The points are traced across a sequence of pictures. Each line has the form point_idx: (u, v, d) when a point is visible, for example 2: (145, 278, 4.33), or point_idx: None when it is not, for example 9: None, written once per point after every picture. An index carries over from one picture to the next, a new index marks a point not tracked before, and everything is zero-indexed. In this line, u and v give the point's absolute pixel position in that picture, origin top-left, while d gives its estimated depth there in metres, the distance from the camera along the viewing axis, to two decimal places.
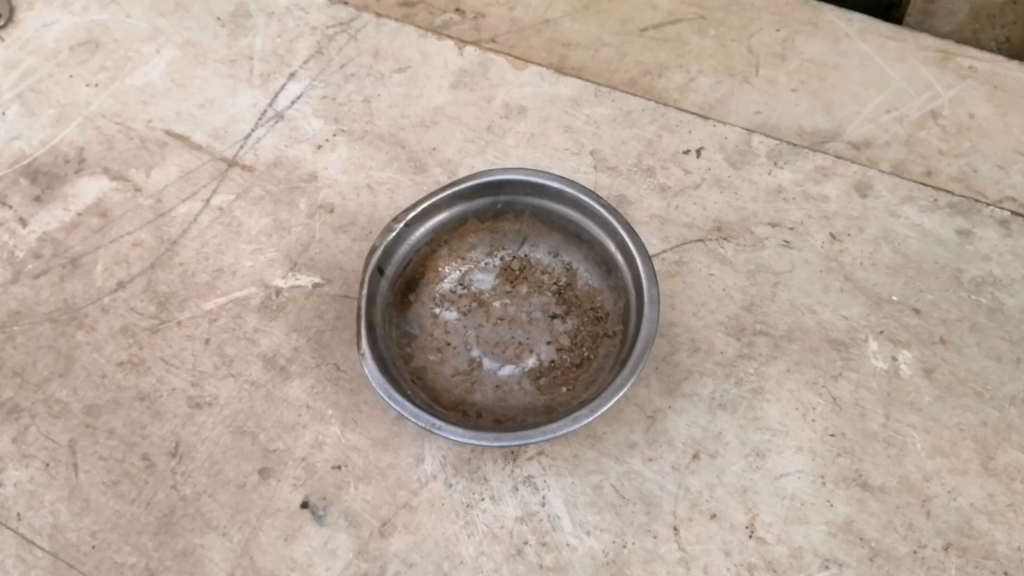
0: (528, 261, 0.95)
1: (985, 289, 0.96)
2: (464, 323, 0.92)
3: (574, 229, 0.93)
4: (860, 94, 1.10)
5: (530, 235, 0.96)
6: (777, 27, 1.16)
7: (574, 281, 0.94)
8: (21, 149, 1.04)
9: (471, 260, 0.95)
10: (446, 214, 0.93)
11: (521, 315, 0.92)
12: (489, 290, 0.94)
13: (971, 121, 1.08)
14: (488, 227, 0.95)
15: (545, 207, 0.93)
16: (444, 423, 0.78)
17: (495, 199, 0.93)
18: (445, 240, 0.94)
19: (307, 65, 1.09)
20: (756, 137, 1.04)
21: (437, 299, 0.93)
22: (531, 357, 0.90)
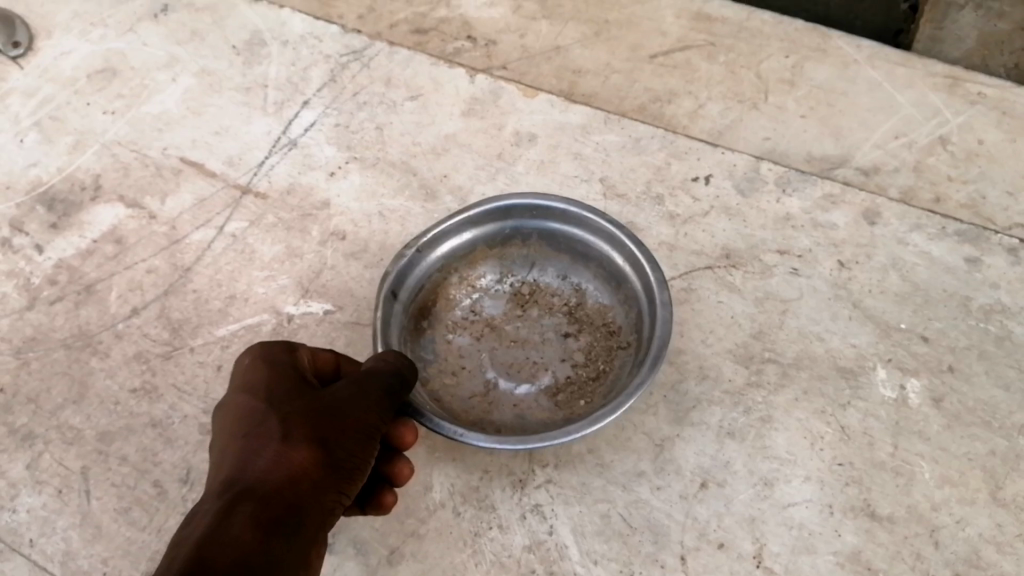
0: (537, 285, 0.96)
1: (995, 316, 0.96)
2: (477, 347, 0.93)
3: (580, 250, 0.94)
4: (870, 121, 1.12)
5: (538, 260, 0.97)
6: (787, 53, 1.19)
7: (584, 301, 0.95)
8: (38, 177, 1.06)
9: (481, 287, 0.96)
10: (456, 241, 0.94)
11: (534, 335, 0.93)
12: (500, 314, 0.95)
13: (981, 147, 1.09)
14: (495, 253, 0.96)
15: (551, 229, 0.94)
16: (466, 431, 0.78)
17: (503, 224, 0.95)
18: (455, 268, 0.95)
19: (321, 93, 1.11)
20: (765, 164, 1.06)
21: (450, 326, 0.94)
22: (547, 375, 0.90)
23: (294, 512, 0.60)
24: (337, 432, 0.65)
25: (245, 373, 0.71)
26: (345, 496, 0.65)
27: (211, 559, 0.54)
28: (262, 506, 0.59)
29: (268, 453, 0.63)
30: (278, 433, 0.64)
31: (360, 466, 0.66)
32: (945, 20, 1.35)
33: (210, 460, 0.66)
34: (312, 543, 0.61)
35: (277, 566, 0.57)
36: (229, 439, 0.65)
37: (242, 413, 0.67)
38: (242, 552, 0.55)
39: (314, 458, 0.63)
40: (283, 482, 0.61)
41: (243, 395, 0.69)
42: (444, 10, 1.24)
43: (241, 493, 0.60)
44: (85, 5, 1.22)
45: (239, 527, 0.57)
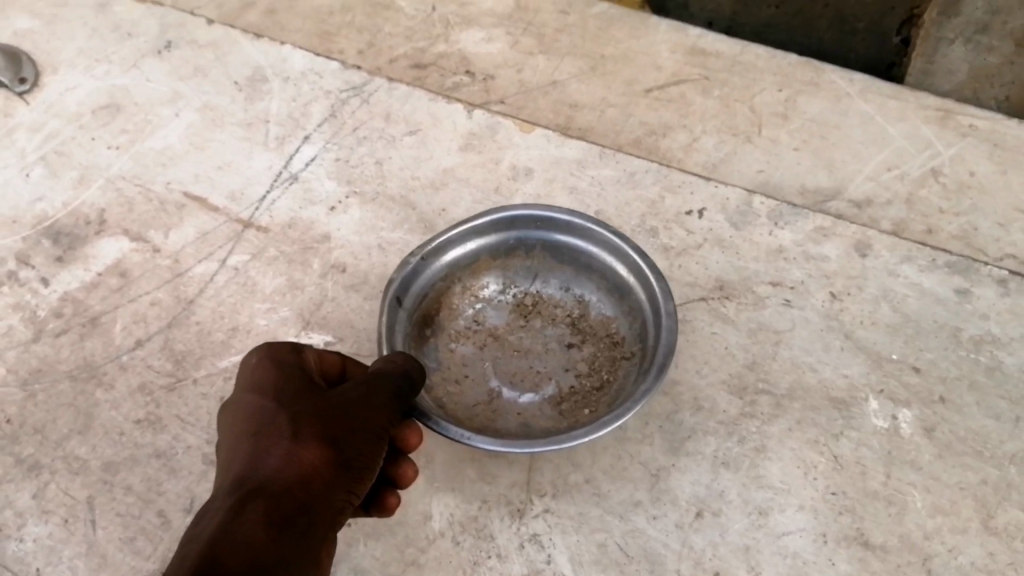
0: (540, 296, 0.98)
1: (985, 347, 0.97)
2: (480, 356, 0.94)
3: (582, 262, 0.97)
4: (862, 153, 1.17)
5: (541, 271, 0.99)
6: (779, 87, 1.25)
7: (587, 312, 0.97)
8: (44, 211, 1.08)
9: (484, 297, 0.98)
10: (460, 250, 0.96)
11: (538, 346, 0.95)
12: (503, 324, 0.97)
13: (972, 179, 1.14)
14: (499, 263, 0.98)
15: (555, 241, 0.97)
16: (473, 435, 0.79)
17: (507, 235, 0.97)
18: (459, 278, 0.97)
19: (321, 129, 1.14)
20: (757, 198, 1.09)
21: (453, 335, 0.96)
22: (551, 386, 0.92)
23: (305, 511, 0.63)
24: (348, 432, 0.67)
25: (254, 371, 0.73)
26: (354, 495, 0.67)
27: (224, 559, 0.56)
28: (273, 505, 0.62)
29: (279, 451, 0.65)
30: (289, 430, 0.66)
31: (370, 465, 0.68)
32: (936, 54, 1.40)
33: (220, 455, 0.68)
34: (321, 541, 0.63)
35: (287, 565, 0.60)
36: (240, 435, 0.67)
37: (252, 411, 0.69)
38: (254, 552, 0.58)
39: (325, 457, 0.65)
40: (294, 481, 0.63)
41: (252, 393, 0.71)
42: (443, 45, 1.28)
43: (252, 492, 0.62)
44: (90, 42, 1.25)
45: (251, 527, 0.59)
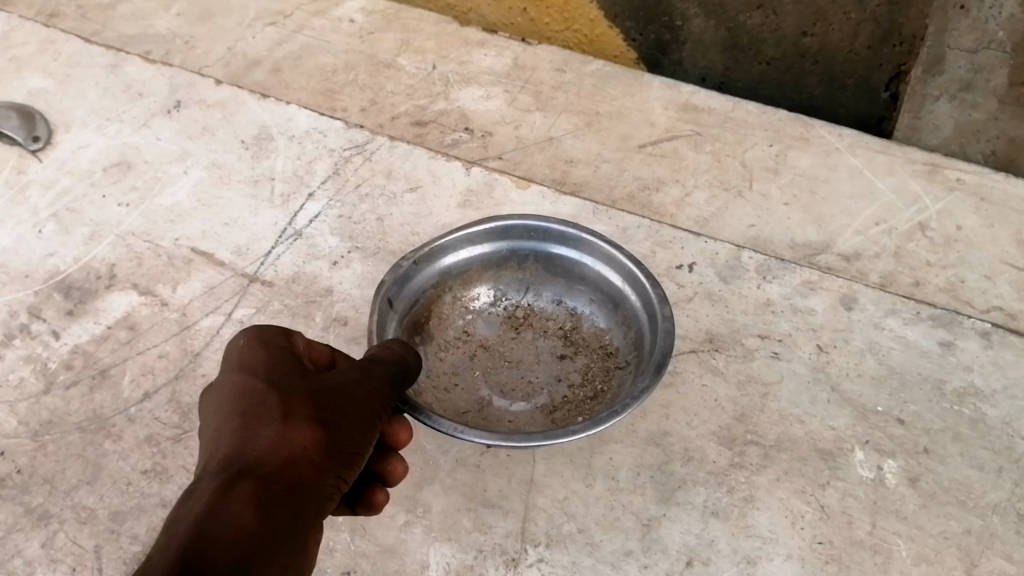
0: (531, 309, 1.11)
1: (968, 399, 1.00)
2: (471, 364, 1.05)
3: (572, 274, 1.10)
4: (851, 208, 1.22)
5: (533, 285, 1.12)
6: (771, 143, 1.31)
7: (577, 324, 1.09)
8: (56, 266, 1.11)
9: (476, 309, 1.11)
10: (456, 259, 1.10)
11: (529, 356, 1.06)
12: (494, 335, 1.08)
13: (959, 233, 1.18)
14: (489, 274, 1.11)
15: (546, 253, 1.10)
16: (464, 429, 0.90)
17: (501, 246, 1.11)
18: (452, 288, 1.10)
19: (325, 186, 1.18)
20: (745, 253, 1.14)
21: (443, 344, 1.07)
22: (542, 395, 1.01)
23: (295, 491, 0.66)
24: (337, 417, 0.72)
25: (241, 352, 0.76)
26: (342, 479, 0.71)
27: (217, 537, 0.59)
28: (264, 484, 0.64)
29: (270, 432, 0.68)
30: (279, 414, 0.70)
31: (357, 453, 0.72)
32: (923, 111, 1.37)
33: (204, 435, 0.70)
34: (308, 526, 0.66)
35: (275, 546, 0.62)
36: (228, 412, 0.70)
37: (241, 389, 0.72)
38: (245, 531, 0.61)
39: (314, 439, 0.69)
40: (284, 460, 0.67)
41: (240, 373, 0.73)
42: (443, 103, 1.32)
43: (243, 470, 0.65)
44: (102, 102, 1.30)
45: (242, 505, 0.62)
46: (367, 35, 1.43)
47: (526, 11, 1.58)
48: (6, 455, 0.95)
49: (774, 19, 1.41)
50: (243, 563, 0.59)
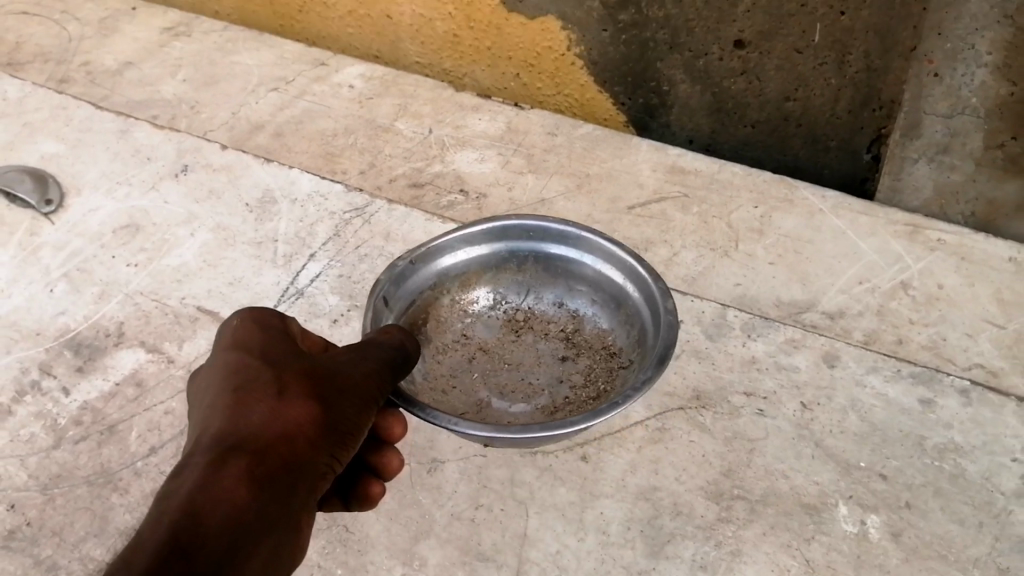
0: (531, 312, 1.16)
1: (948, 455, 1.03)
2: (472, 366, 1.11)
3: (572, 274, 1.15)
4: (835, 267, 1.26)
5: (533, 288, 1.17)
6: (755, 204, 1.36)
7: (577, 325, 1.14)
8: (66, 324, 1.14)
9: (476, 312, 1.16)
10: (454, 261, 1.14)
11: (532, 359, 1.11)
12: (494, 338, 1.14)
13: (940, 291, 1.23)
14: (489, 276, 1.16)
15: (545, 253, 1.15)
16: (458, 421, 0.89)
17: (499, 248, 1.15)
18: (449, 291, 1.15)
19: (326, 247, 1.22)
20: (731, 312, 1.19)
21: (440, 346, 1.12)
22: (542, 395, 1.07)
23: (289, 469, 0.69)
24: (334, 396, 0.75)
25: (237, 325, 0.78)
26: (338, 459, 0.74)
27: (207, 518, 0.63)
28: (258, 462, 0.68)
29: (264, 409, 0.71)
30: (273, 391, 0.72)
31: (354, 432, 0.75)
32: (902, 173, 1.38)
33: (195, 410, 0.73)
34: (303, 506, 0.70)
35: (266, 526, 0.66)
36: (222, 386, 0.73)
37: (236, 365, 0.74)
38: (236, 511, 0.64)
39: (308, 417, 0.72)
40: (278, 437, 0.70)
41: (234, 348, 0.76)
42: (439, 165, 1.37)
43: (237, 447, 0.68)
44: (112, 165, 1.35)
45: (235, 485, 0.65)
46: (366, 100, 1.49)
47: (519, 76, 1.64)
48: (15, 510, 0.97)
49: (757, 84, 1.45)
50: (234, 541, 0.63)
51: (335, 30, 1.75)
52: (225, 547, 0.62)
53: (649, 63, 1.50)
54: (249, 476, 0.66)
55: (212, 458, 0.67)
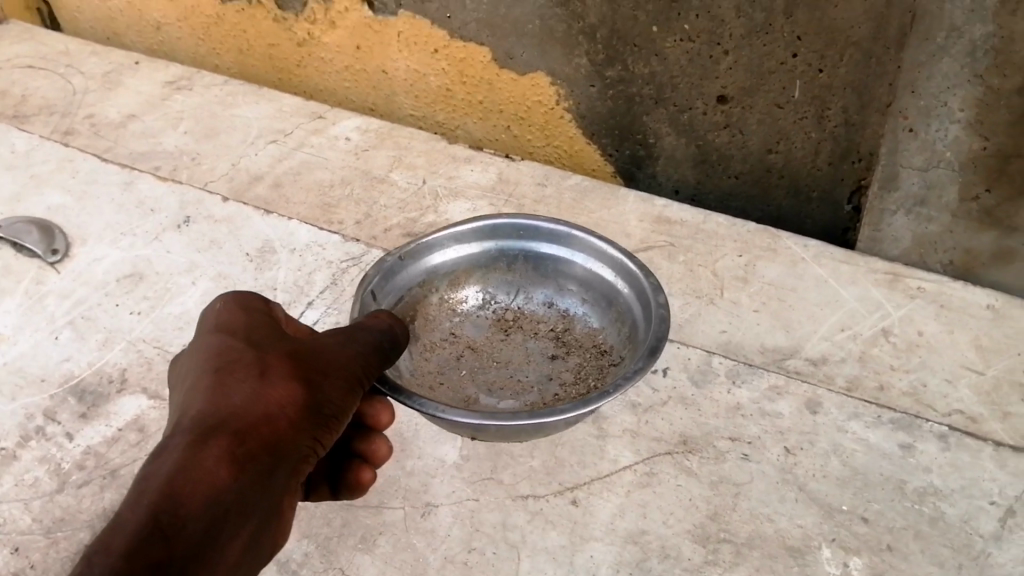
0: (520, 312, 1.24)
1: (928, 498, 1.06)
2: (463, 362, 1.19)
3: (560, 272, 1.22)
4: (818, 315, 1.30)
5: (523, 288, 1.25)
6: (739, 254, 1.41)
7: (565, 324, 1.22)
8: (71, 370, 1.17)
9: (466, 311, 1.23)
10: (445, 258, 1.21)
11: (521, 357, 1.20)
12: (483, 337, 1.22)
13: (920, 338, 1.27)
14: (479, 275, 1.24)
15: (534, 252, 1.22)
16: (446, 410, 0.92)
17: (491, 247, 1.23)
18: (439, 288, 1.21)
19: (323, 295, 1.25)
20: (716, 359, 1.23)
21: (431, 343, 1.19)
22: (531, 390, 1.15)
23: (269, 447, 0.77)
24: (316, 379, 0.82)
25: (224, 314, 0.86)
26: (319, 440, 0.81)
27: (188, 494, 0.71)
28: (238, 441, 0.75)
29: (248, 391, 0.78)
30: (257, 376, 0.80)
31: (335, 415, 0.82)
32: (882, 224, 1.39)
33: (182, 391, 0.80)
34: (282, 483, 0.77)
35: (243, 501, 0.74)
36: (207, 368, 0.80)
37: (222, 348, 0.82)
38: (215, 487, 0.72)
39: (289, 398, 0.79)
40: (261, 417, 0.77)
41: (222, 335, 0.84)
42: (433, 215, 1.41)
43: (219, 426, 0.75)
44: (117, 217, 1.39)
45: (215, 462, 0.73)
46: (362, 152, 1.54)
47: (510, 128, 1.69)
48: (19, 552, 0.98)
49: (740, 137, 1.49)
50: (214, 516, 0.71)
51: (332, 84, 1.81)
52: (203, 521, 0.70)
53: (636, 116, 1.55)
54: (229, 457, 0.74)
55: (194, 440, 0.74)
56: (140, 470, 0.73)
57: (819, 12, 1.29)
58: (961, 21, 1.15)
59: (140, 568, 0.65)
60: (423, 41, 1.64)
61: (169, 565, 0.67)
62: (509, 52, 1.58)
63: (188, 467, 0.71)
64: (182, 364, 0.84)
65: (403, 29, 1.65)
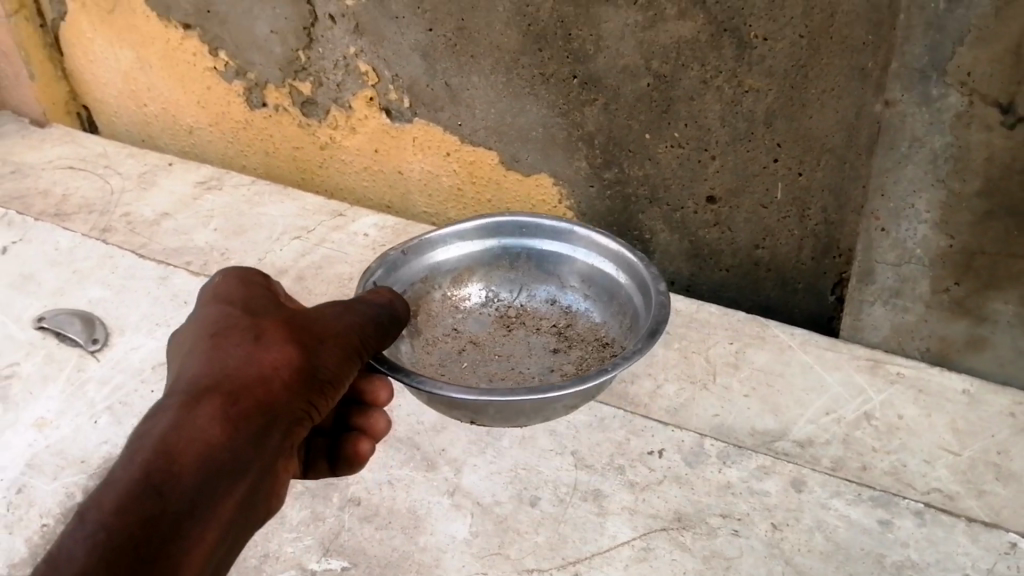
0: (522, 310, 1.46)
1: (906, 571, 1.13)
2: (468, 353, 1.39)
3: (561, 269, 1.44)
4: (804, 399, 1.40)
5: (525, 287, 1.47)
6: (730, 341, 1.51)
7: (564, 319, 1.43)
8: (109, 452, 1.27)
9: (470, 309, 1.45)
10: (451, 257, 1.43)
11: (523, 348, 1.41)
12: (484, 332, 1.43)
13: (900, 421, 1.35)
14: (482, 273, 1.46)
15: (535, 250, 1.45)
16: (444, 387, 1.09)
17: (496, 245, 1.45)
18: (443, 285, 1.43)
19: None
20: (708, 441, 1.32)
21: (435, 334, 1.40)
22: (535, 375, 1.35)
23: (262, 405, 0.87)
24: (308, 346, 0.94)
25: (220, 291, 0.99)
26: (312, 405, 0.92)
27: (181, 451, 0.80)
28: (231, 401, 0.85)
29: (241, 356, 0.90)
30: (251, 343, 0.91)
31: (327, 379, 0.94)
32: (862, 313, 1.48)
33: (180, 358, 0.92)
34: (274, 440, 0.88)
35: (235, 456, 0.83)
36: (203, 337, 0.92)
37: (219, 321, 0.94)
38: (207, 443, 0.82)
39: (281, 362, 0.91)
40: (255, 378, 0.88)
41: (219, 309, 0.96)
42: None
43: (213, 388, 0.86)
44: (153, 309, 1.51)
45: (207, 421, 0.83)
46: (379, 247, 1.65)
47: None
48: None
49: (729, 234, 1.61)
50: (208, 469, 0.81)
51: (351, 184, 1.95)
52: (195, 473, 0.80)
53: (632, 215, 1.67)
54: (221, 415, 0.84)
55: (187, 401, 0.84)
56: (136, 431, 0.83)
57: (796, 123, 1.42)
58: (922, 132, 1.27)
59: (135, 517, 0.75)
60: (436, 145, 1.78)
61: (162, 516, 0.76)
62: (515, 155, 1.71)
63: (179, 427, 0.82)
64: (182, 338, 0.95)
65: (417, 135, 1.79)
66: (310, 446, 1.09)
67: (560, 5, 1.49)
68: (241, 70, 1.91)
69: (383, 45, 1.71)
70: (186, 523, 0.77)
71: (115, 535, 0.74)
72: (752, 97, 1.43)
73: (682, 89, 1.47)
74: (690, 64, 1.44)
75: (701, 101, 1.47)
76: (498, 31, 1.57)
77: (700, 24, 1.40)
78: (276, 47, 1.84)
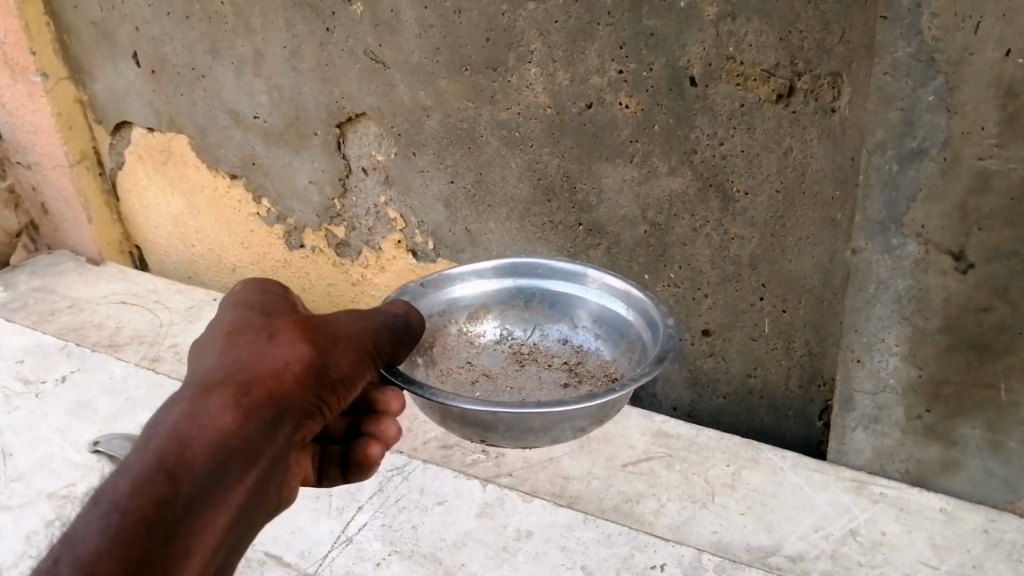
0: (535, 347, 1.47)
1: None
2: (479, 385, 1.42)
3: (575, 307, 1.45)
4: (795, 516, 1.52)
5: (539, 325, 1.47)
6: (727, 462, 1.65)
7: (576, 357, 1.44)
8: None
9: (484, 344, 1.46)
10: (466, 294, 1.45)
11: (533, 384, 1.43)
12: (497, 367, 1.45)
13: (883, 537, 1.48)
14: (497, 310, 1.47)
15: (548, 289, 1.45)
16: (457, 400, 1.14)
17: (512, 283, 1.47)
18: (458, 321, 1.44)
19: (371, 500, 1.60)
20: (705, 556, 1.43)
21: (450, 365, 1.42)
22: None
23: (274, 397, 0.93)
24: (320, 345, 0.99)
25: (241, 298, 1.07)
26: (324, 401, 0.98)
27: (192, 438, 0.85)
28: (244, 393, 0.91)
29: (255, 353, 0.96)
30: (265, 342, 0.98)
31: (338, 377, 0.99)
32: (844, 437, 1.62)
33: (199, 354, 0.98)
34: (284, 432, 0.93)
35: (245, 442, 0.88)
36: (224, 335, 0.99)
37: (238, 324, 1.01)
38: (218, 431, 0.87)
39: (295, 360, 0.96)
40: (269, 373, 0.94)
41: (240, 313, 1.04)
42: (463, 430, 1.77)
43: (227, 380, 0.92)
44: None
45: (219, 411, 0.88)
46: None
47: None
48: None
49: (724, 363, 1.76)
50: (217, 454, 0.86)
51: None
52: (204, 457, 0.85)
53: None
54: (232, 405, 0.89)
55: (199, 393, 0.90)
56: (150, 421, 0.88)
57: (777, 267, 1.60)
58: (887, 275, 1.43)
59: (145, 500, 0.80)
60: None
61: (172, 499, 0.81)
62: None
63: (190, 416, 0.87)
64: (202, 336, 1.02)
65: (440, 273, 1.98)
66: (322, 455, 1.15)
67: (566, 162, 1.69)
68: (281, 215, 2.13)
69: (410, 195, 1.92)
70: (196, 505, 0.83)
71: (127, 517, 0.79)
72: (737, 244, 1.61)
73: (675, 236, 1.66)
74: (681, 215, 1.63)
75: (693, 246, 1.66)
76: (512, 183, 1.77)
77: (689, 181, 1.59)
78: (314, 195, 2.05)
